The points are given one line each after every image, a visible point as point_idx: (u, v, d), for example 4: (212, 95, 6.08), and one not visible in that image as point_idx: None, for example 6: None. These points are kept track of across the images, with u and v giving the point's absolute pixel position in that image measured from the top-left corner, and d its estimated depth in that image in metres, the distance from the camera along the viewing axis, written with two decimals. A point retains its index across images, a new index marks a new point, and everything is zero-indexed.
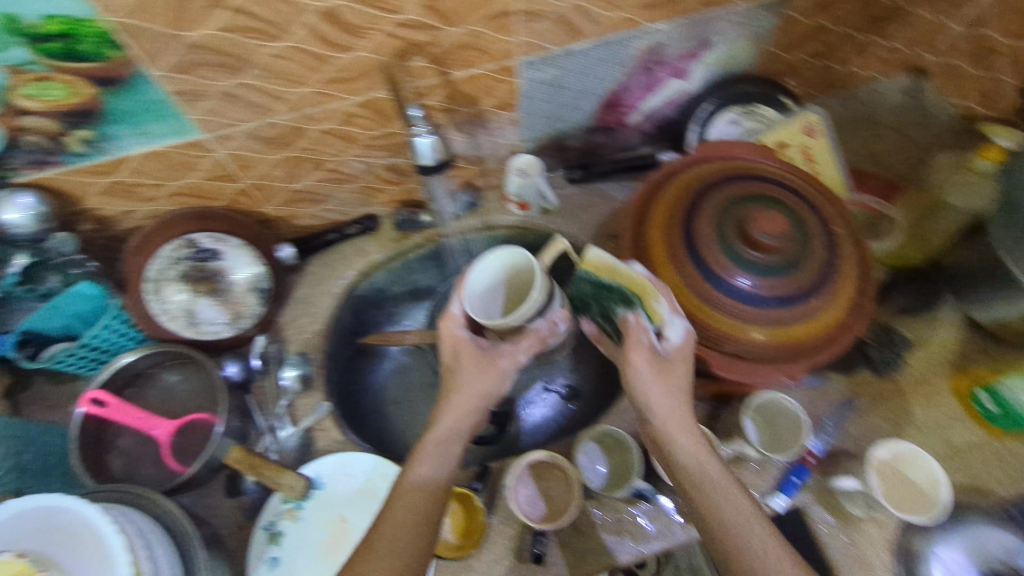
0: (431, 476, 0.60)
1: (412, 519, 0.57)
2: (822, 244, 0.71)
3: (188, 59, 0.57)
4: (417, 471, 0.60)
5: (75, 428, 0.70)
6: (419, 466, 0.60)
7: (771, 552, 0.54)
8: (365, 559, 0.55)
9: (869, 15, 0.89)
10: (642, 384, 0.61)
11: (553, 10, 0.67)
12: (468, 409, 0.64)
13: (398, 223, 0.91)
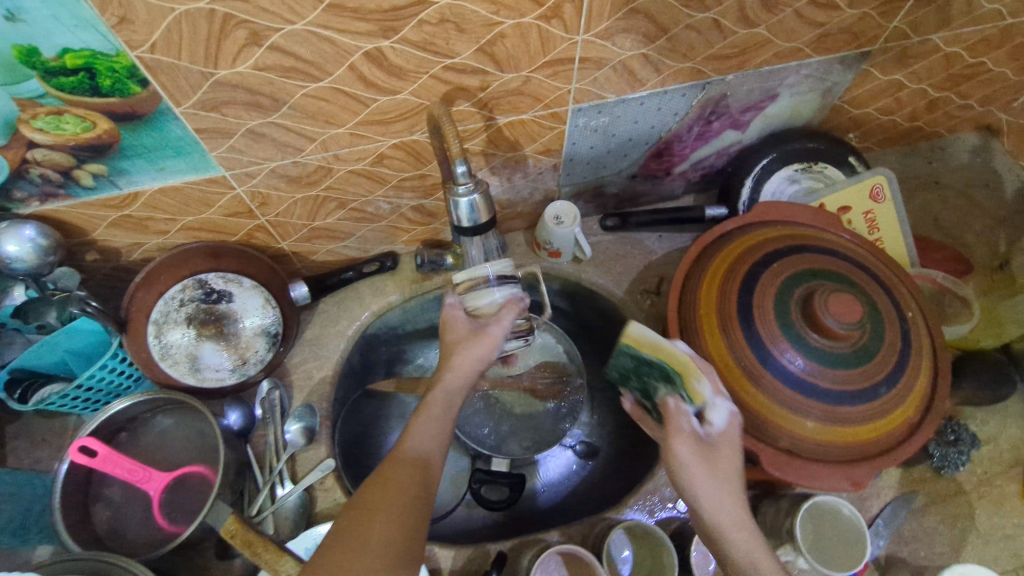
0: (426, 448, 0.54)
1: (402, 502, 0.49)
2: (893, 333, 0.64)
3: (217, 96, 0.52)
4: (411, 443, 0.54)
5: (61, 479, 0.62)
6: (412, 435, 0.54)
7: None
8: (342, 556, 0.45)
9: (949, 75, 0.82)
10: (688, 477, 0.52)
11: (616, 58, 0.61)
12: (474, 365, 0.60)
13: (420, 265, 0.83)
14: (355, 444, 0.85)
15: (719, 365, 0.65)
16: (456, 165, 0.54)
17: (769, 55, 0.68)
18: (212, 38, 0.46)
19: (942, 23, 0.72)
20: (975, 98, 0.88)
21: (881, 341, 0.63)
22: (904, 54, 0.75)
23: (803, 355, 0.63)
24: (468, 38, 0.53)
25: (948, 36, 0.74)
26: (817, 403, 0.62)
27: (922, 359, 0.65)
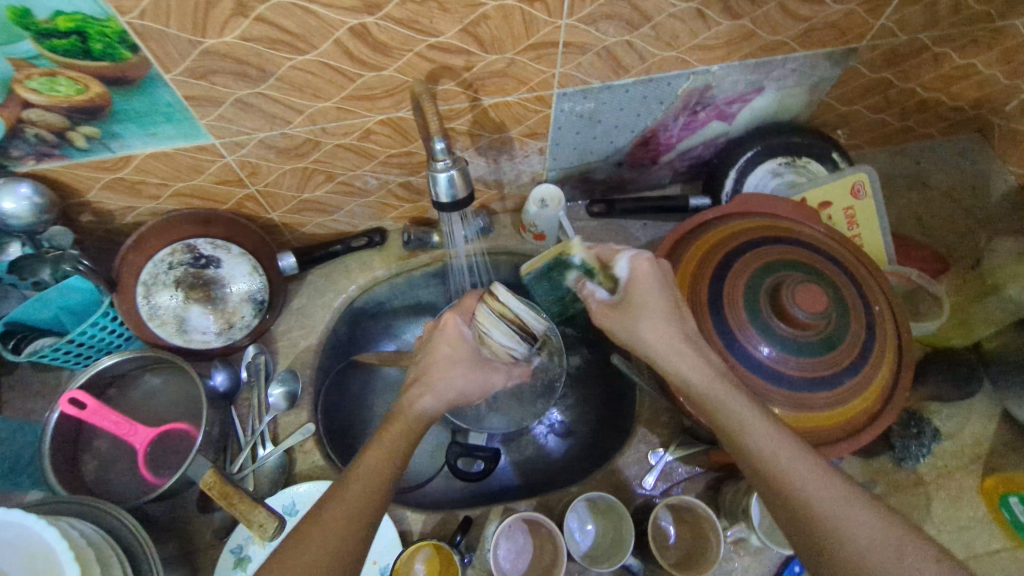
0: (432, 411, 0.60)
1: (387, 451, 0.56)
2: (860, 324, 0.66)
3: (205, 64, 0.53)
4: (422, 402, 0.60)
5: (51, 428, 0.65)
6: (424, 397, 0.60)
7: (786, 450, 0.53)
8: (294, 552, 0.48)
9: (939, 75, 0.82)
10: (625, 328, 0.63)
11: (599, 43, 0.62)
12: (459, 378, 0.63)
13: (406, 242, 0.85)
14: (340, 412, 0.87)
15: None
16: (435, 141, 0.56)
17: (754, 47, 0.69)
18: (200, 8, 0.48)
19: (931, 23, 0.72)
20: (967, 100, 0.89)
21: (847, 331, 0.65)
22: (893, 52, 0.76)
23: (772, 342, 0.64)
24: (451, 18, 0.54)
25: (937, 36, 0.74)
26: (780, 389, 0.64)
27: (886, 353, 0.67)
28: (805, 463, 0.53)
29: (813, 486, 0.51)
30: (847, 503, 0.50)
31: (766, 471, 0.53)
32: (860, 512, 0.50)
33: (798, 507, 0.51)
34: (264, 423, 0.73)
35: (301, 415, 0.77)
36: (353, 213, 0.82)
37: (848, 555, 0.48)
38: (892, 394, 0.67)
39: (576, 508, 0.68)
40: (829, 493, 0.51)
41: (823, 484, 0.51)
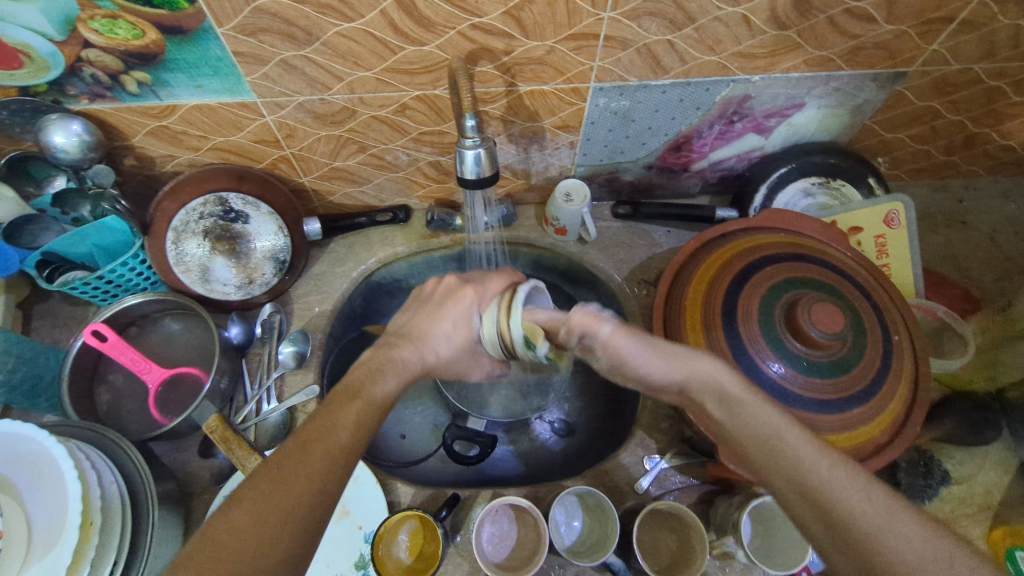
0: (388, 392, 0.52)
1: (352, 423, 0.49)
2: (876, 351, 0.64)
3: (256, 22, 0.56)
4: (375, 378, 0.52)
5: (72, 356, 0.68)
6: (405, 350, 0.56)
7: (826, 462, 0.46)
8: None
9: (990, 110, 0.80)
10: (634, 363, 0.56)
11: (641, 40, 0.62)
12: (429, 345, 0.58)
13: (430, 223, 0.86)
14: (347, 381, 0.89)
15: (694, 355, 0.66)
16: (466, 118, 0.57)
17: (797, 61, 0.68)
18: None
19: (986, 53, 0.70)
20: (1018, 140, 0.86)
21: (862, 354, 0.63)
22: (943, 80, 0.74)
23: (781, 355, 0.63)
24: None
25: (992, 69, 0.72)
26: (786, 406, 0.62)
27: (902, 384, 0.65)
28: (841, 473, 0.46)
29: (856, 500, 0.44)
30: (928, 548, 0.42)
31: (828, 507, 0.44)
32: (909, 528, 0.42)
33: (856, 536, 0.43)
34: (271, 379, 0.74)
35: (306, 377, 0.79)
36: (381, 187, 0.84)
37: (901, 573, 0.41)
38: (903, 428, 0.65)
39: (561, 501, 0.68)
40: (878, 509, 0.43)
41: (867, 497, 0.44)
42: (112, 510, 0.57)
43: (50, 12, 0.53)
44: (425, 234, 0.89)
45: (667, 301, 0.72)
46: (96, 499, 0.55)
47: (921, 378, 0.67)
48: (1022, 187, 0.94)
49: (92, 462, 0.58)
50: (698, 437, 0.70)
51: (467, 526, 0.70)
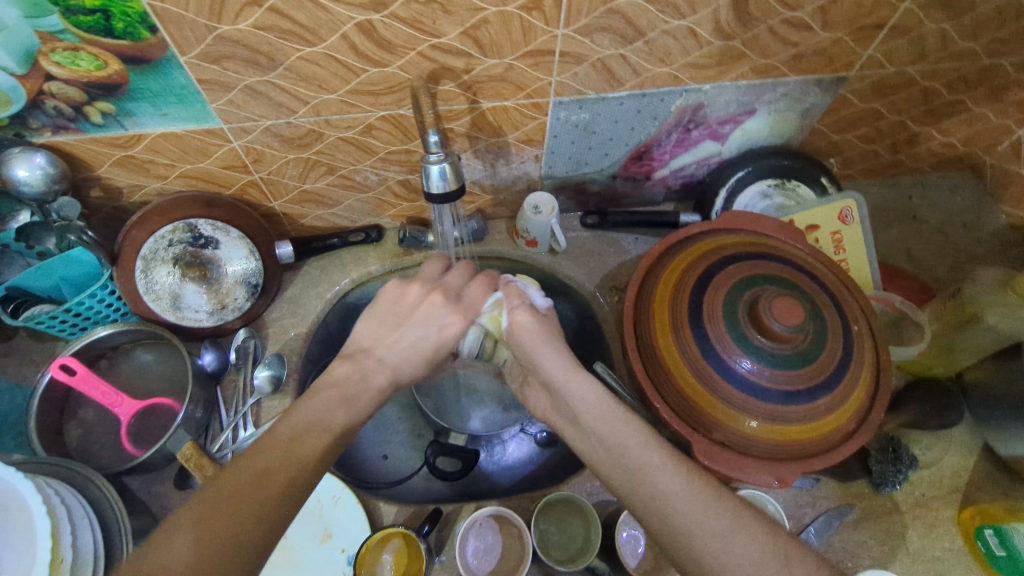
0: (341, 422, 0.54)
1: (301, 460, 0.50)
2: (838, 340, 0.66)
3: (219, 49, 0.57)
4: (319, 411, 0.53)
5: (39, 391, 0.67)
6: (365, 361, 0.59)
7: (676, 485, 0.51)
8: None
9: (928, 109, 0.85)
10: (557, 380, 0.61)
11: (595, 55, 0.65)
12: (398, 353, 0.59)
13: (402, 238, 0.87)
14: None
15: (665, 356, 0.68)
16: (429, 134, 0.58)
17: (744, 69, 0.72)
18: None
19: (918, 56, 0.74)
20: (957, 137, 0.91)
21: (824, 343, 0.65)
22: (881, 83, 0.78)
23: (746, 349, 0.65)
24: (453, 20, 0.58)
25: (925, 71, 0.77)
26: (754, 400, 0.65)
27: (865, 371, 0.68)
28: (700, 498, 0.50)
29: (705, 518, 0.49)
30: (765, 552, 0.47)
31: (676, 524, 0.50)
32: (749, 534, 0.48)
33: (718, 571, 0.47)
34: (247, 404, 0.74)
35: (284, 401, 0.79)
36: (352, 208, 0.85)
37: None
38: (868, 415, 0.67)
39: (543, 508, 0.69)
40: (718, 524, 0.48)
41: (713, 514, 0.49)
42: (84, 543, 0.56)
43: (10, 46, 0.53)
44: (398, 252, 0.90)
45: (636, 303, 0.74)
46: (66, 535, 0.54)
47: (884, 365, 0.69)
48: (967, 181, 0.99)
49: (62, 496, 0.57)
50: (675, 437, 0.71)
51: (452, 539, 0.70)
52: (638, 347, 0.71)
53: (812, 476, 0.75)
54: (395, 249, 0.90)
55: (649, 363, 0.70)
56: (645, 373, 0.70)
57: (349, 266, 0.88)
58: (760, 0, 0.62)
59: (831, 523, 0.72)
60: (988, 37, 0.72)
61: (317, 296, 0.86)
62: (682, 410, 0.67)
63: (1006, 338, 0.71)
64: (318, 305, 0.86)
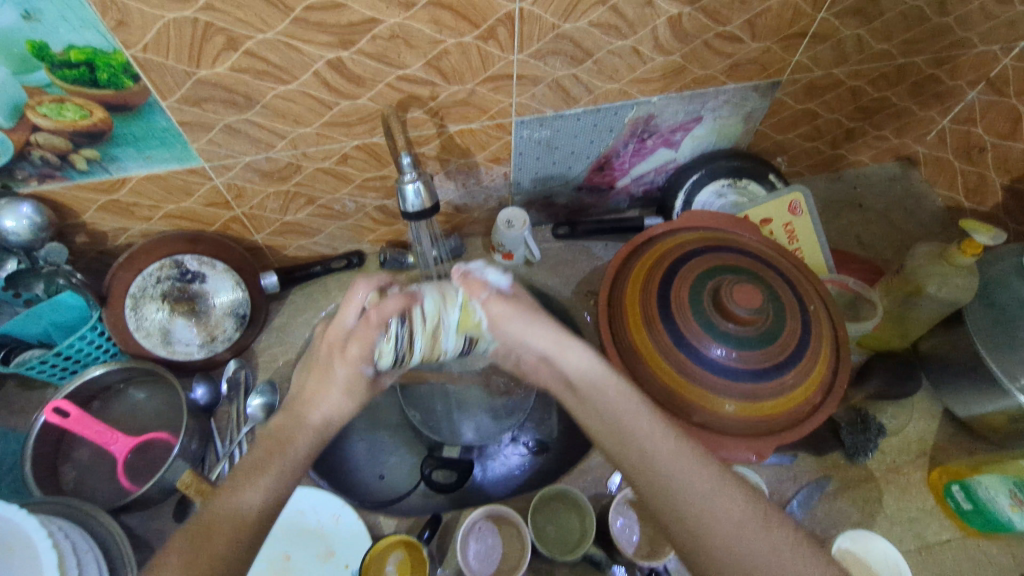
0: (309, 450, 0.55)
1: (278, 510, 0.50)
2: (798, 320, 0.71)
3: (198, 93, 0.61)
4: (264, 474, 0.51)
5: (33, 436, 0.67)
6: (318, 395, 0.56)
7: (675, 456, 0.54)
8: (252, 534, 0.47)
9: (858, 106, 0.93)
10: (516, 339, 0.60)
11: (549, 76, 0.71)
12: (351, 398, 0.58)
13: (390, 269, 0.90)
14: None
15: (641, 348, 0.73)
16: (402, 157, 0.63)
17: (687, 80, 0.78)
18: (196, 41, 0.55)
19: (841, 59, 0.82)
20: (889, 128, 0.99)
21: (785, 324, 0.70)
22: (812, 85, 0.86)
23: (713, 334, 0.70)
24: (417, 53, 0.63)
25: (849, 71, 0.85)
26: (726, 381, 0.69)
27: (825, 346, 0.73)
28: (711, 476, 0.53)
29: (703, 491, 0.52)
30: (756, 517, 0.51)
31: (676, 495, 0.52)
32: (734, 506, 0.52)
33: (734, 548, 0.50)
34: (242, 432, 0.75)
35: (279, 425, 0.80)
36: (333, 235, 0.88)
37: (726, 540, 0.50)
38: (833, 387, 0.72)
39: (538, 504, 0.71)
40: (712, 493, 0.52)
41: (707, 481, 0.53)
42: None
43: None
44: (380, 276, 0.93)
45: (609, 301, 0.78)
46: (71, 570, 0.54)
47: (842, 340, 0.75)
48: (904, 170, 1.07)
49: (66, 532, 0.58)
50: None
51: (453, 545, 0.71)
52: (616, 343, 0.75)
53: (788, 451, 0.79)
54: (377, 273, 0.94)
55: (627, 357, 0.74)
56: (623, 367, 0.74)
57: (334, 292, 0.92)
58: (692, 18, 0.69)
59: (813, 496, 0.76)
60: (898, 38, 0.81)
61: (304, 323, 0.89)
62: (660, 398, 0.71)
63: (949, 306, 0.78)
64: (306, 331, 0.88)
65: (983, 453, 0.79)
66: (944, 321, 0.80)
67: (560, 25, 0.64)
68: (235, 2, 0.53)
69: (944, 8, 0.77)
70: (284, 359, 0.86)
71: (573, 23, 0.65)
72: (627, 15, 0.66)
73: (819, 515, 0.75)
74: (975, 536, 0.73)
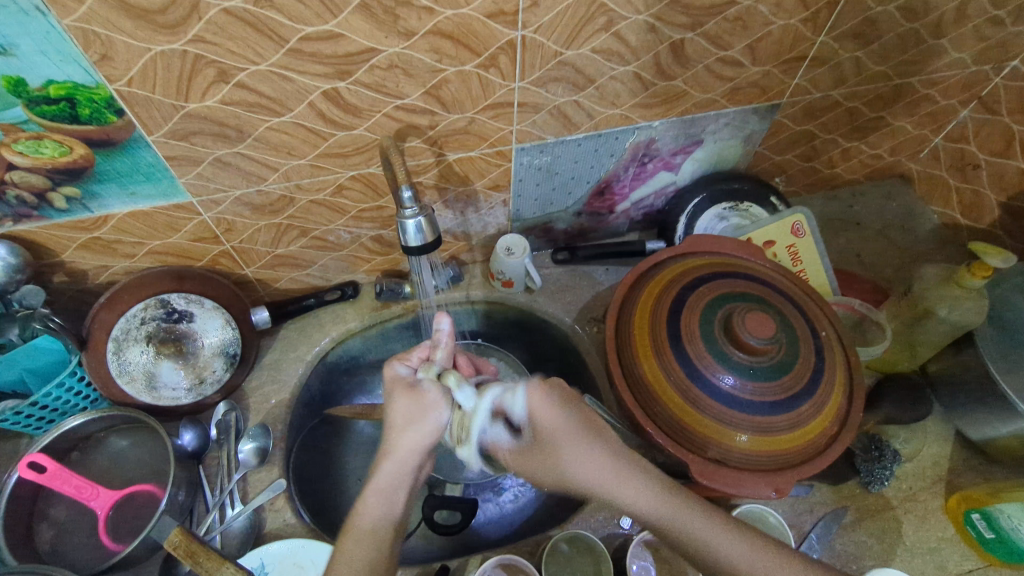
0: (394, 503, 0.56)
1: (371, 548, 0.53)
2: (810, 348, 0.70)
3: (186, 127, 0.58)
4: (367, 516, 0.55)
5: (6, 494, 0.63)
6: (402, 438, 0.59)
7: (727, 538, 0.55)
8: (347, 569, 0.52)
9: (855, 127, 0.92)
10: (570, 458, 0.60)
11: (550, 103, 0.69)
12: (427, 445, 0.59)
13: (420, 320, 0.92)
14: (314, 471, 0.85)
15: (652, 380, 0.70)
16: (403, 190, 0.60)
17: (688, 105, 0.77)
18: (184, 74, 0.53)
19: (839, 81, 0.82)
20: (884, 148, 0.99)
21: (798, 353, 0.69)
22: (811, 107, 0.86)
23: (727, 365, 0.68)
24: (415, 82, 0.61)
25: (847, 93, 0.85)
26: (740, 413, 0.67)
27: (838, 373, 0.71)
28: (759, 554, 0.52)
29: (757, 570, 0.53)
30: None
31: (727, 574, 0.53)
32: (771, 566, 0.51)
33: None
34: (233, 480, 0.71)
35: (273, 470, 0.76)
36: (327, 267, 0.85)
37: None
38: (847, 414, 0.71)
39: (551, 549, 0.68)
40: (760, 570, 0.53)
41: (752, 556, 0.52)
42: None
43: None
44: (376, 307, 0.90)
45: (615, 331, 0.76)
46: None
47: (855, 365, 0.73)
48: (899, 188, 1.08)
49: None
50: (671, 460, 0.73)
51: None
52: (624, 374, 0.73)
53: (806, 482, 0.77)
54: (373, 304, 0.90)
55: (637, 389, 0.71)
56: (634, 400, 0.71)
57: (329, 325, 0.88)
58: (694, 43, 0.68)
59: (831, 529, 0.74)
60: (896, 60, 0.81)
61: (298, 359, 0.85)
62: (673, 432, 0.68)
63: (959, 328, 0.76)
64: (300, 368, 0.85)
65: (999, 476, 0.78)
66: (954, 343, 0.79)
67: (562, 52, 0.63)
68: (227, 33, 0.50)
69: (940, 31, 0.77)
70: (276, 398, 0.82)
71: (575, 50, 0.63)
72: (630, 41, 0.64)
73: (838, 550, 0.73)
74: (997, 565, 0.72)
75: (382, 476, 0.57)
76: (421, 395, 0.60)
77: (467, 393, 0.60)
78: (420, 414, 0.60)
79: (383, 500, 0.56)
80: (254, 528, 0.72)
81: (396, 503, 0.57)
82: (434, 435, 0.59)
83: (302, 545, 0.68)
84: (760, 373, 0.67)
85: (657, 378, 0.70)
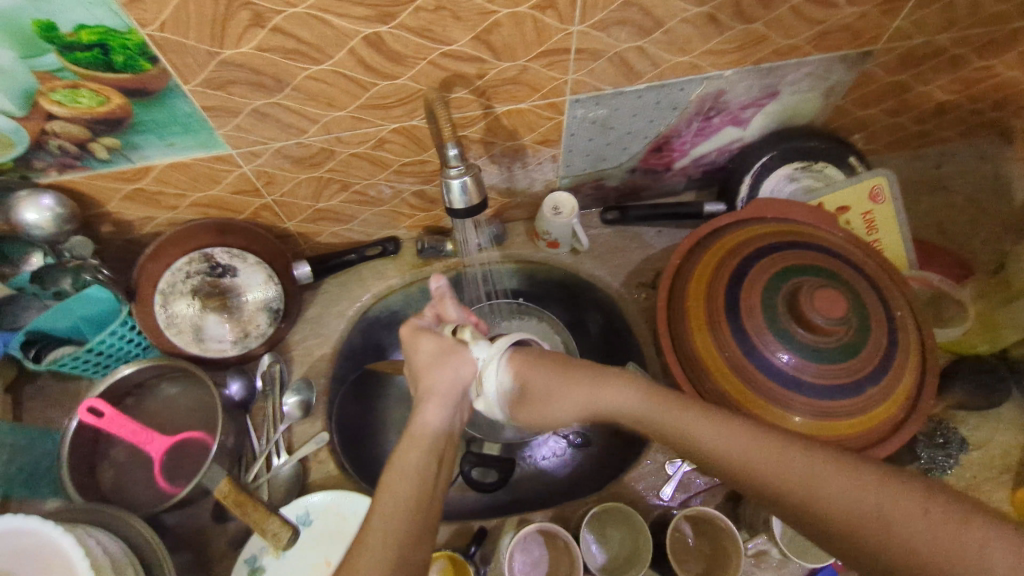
0: (442, 435, 0.56)
1: (413, 481, 0.51)
2: (883, 329, 0.64)
3: (223, 74, 0.54)
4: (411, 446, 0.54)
5: (68, 437, 0.66)
6: (437, 379, 0.57)
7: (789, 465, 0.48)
8: (385, 505, 0.50)
9: (958, 77, 0.81)
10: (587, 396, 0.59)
11: (612, 49, 0.62)
12: (466, 380, 0.58)
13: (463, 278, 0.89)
14: (356, 422, 0.86)
15: (704, 354, 0.66)
16: (448, 147, 0.56)
17: (766, 52, 0.69)
18: (219, 17, 0.49)
19: (947, 24, 0.71)
20: (987, 102, 0.87)
21: (869, 333, 0.63)
22: (909, 54, 0.75)
23: (788, 341, 0.63)
24: (464, 26, 0.55)
25: (955, 38, 0.73)
26: (799, 395, 0.62)
27: (910, 356, 0.66)
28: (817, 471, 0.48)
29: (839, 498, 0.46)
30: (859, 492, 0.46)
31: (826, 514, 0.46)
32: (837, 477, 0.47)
33: (834, 537, 0.46)
34: (278, 432, 0.73)
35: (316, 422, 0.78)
36: (368, 221, 0.83)
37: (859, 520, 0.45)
38: (914, 401, 0.66)
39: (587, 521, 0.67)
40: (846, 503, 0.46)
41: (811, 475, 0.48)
42: None
43: (8, 89, 0.51)
44: (417, 263, 0.88)
45: (666, 301, 0.72)
46: None
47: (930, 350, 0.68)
48: (996, 147, 0.96)
49: (102, 543, 0.56)
50: None
51: (498, 557, 0.69)
52: (675, 347, 0.69)
53: None
54: (415, 260, 0.88)
55: (688, 362, 0.68)
56: (684, 373, 0.68)
57: (371, 280, 0.87)
58: None
59: None
60: None
61: (340, 314, 0.85)
62: None
63: None
64: (342, 323, 0.85)
65: None
66: None
67: None
68: None
69: None
70: (320, 352, 0.83)
71: None
72: None
73: None
74: None
75: (423, 416, 0.56)
76: (445, 337, 0.60)
77: (482, 347, 0.59)
78: (456, 353, 0.59)
79: (419, 439, 0.55)
80: (298, 476, 0.74)
81: (439, 440, 0.55)
82: (470, 371, 0.59)
83: (343, 497, 0.70)
84: (826, 352, 0.62)
85: (711, 355, 0.66)
